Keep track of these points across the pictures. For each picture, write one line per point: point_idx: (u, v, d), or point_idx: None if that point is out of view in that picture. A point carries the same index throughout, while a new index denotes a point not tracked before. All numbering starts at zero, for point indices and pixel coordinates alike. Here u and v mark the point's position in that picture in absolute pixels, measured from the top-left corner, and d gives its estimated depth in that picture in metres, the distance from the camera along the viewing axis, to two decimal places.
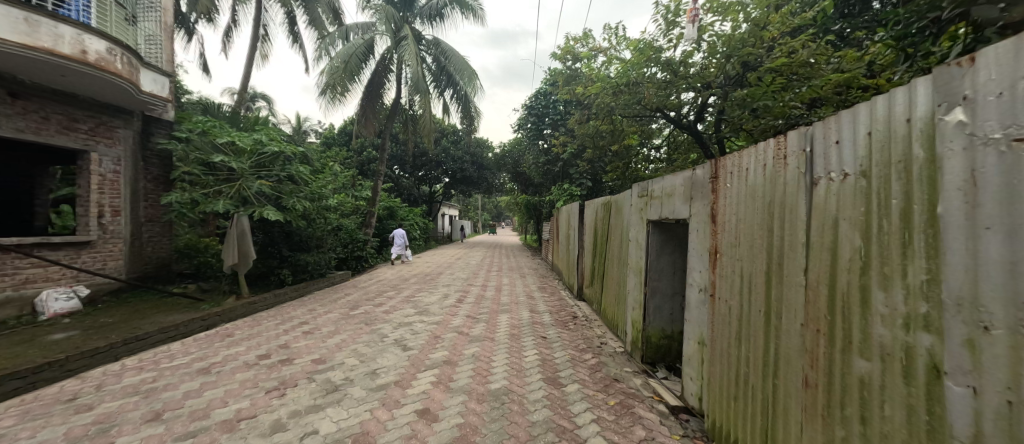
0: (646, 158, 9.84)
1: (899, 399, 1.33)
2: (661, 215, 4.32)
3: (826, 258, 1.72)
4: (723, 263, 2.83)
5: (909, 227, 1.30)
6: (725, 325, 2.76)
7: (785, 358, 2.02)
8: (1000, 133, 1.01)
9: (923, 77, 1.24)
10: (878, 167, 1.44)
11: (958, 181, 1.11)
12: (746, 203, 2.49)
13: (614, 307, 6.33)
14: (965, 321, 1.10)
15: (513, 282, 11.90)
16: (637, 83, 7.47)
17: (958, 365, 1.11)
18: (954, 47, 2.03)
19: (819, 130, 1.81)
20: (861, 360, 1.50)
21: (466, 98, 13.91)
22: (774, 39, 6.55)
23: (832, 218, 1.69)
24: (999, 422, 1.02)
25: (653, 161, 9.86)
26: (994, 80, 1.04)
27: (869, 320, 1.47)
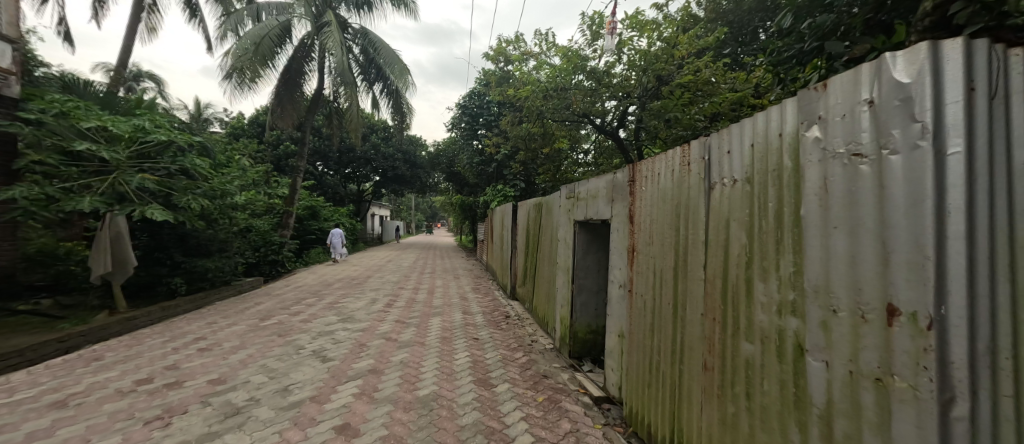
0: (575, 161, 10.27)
1: (775, 376, 1.53)
2: (587, 215, 4.55)
3: (720, 255, 1.94)
4: (639, 260, 3.05)
5: (781, 226, 1.50)
6: (641, 317, 2.98)
7: (689, 344, 2.23)
8: (844, 148, 1.21)
9: (791, 98, 1.45)
10: (759, 175, 1.66)
11: (815, 187, 1.31)
12: (658, 205, 2.72)
13: (544, 305, 6.52)
14: (821, 306, 1.29)
15: (447, 283, 11.71)
16: (565, 89, 7.79)
17: (816, 343, 1.31)
18: (814, 75, 2.43)
19: (715, 141, 2.04)
20: (747, 343, 1.70)
21: (397, 94, 13.32)
22: (683, 57, 7.26)
23: (725, 219, 1.91)
24: (843, 389, 1.21)
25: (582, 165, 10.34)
26: (839, 103, 1.24)
27: (752, 308, 1.67)
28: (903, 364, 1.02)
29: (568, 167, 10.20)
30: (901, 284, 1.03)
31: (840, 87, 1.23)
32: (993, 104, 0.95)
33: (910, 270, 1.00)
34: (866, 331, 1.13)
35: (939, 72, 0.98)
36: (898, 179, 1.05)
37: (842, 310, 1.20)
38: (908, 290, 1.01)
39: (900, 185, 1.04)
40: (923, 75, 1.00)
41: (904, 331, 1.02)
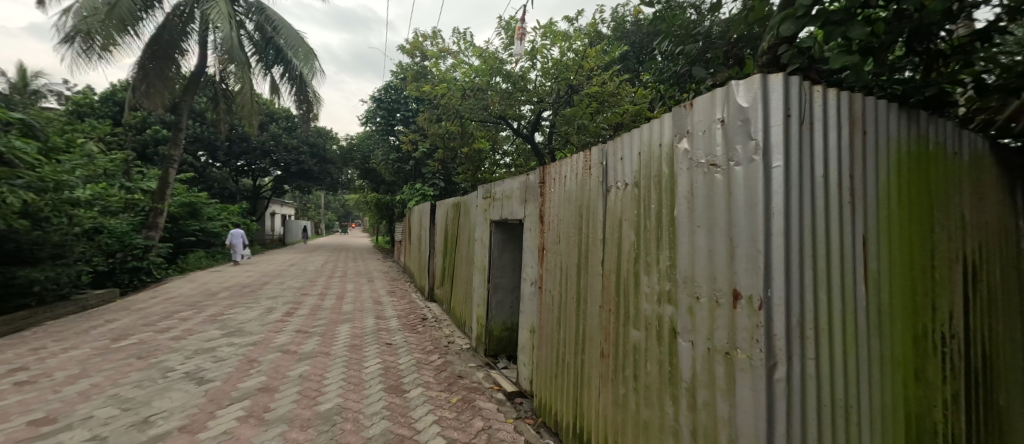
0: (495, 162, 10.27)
1: (655, 357, 1.73)
2: (501, 215, 4.66)
3: (615, 251, 2.13)
4: (548, 258, 3.21)
5: (661, 225, 1.71)
6: (549, 312, 3.13)
7: (589, 334, 2.42)
8: (704, 160, 1.43)
9: (668, 113, 1.65)
10: (644, 179, 1.86)
11: (685, 192, 1.52)
12: (565, 206, 2.89)
13: (462, 305, 6.48)
14: (688, 294, 1.50)
15: (359, 287, 10.96)
16: (483, 89, 7.84)
17: (685, 326, 1.52)
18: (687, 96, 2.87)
19: (611, 148, 2.23)
20: (634, 330, 1.90)
21: (301, 81, 12.01)
22: (592, 69, 7.73)
23: (618, 219, 2.11)
24: (703, 363, 1.42)
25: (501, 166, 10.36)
26: (700, 121, 1.45)
27: (639, 299, 1.87)
28: (742, 339, 1.23)
29: (488, 167, 10.18)
30: (742, 272, 1.24)
31: (701, 107, 1.45)
32: (802, 128, 1.20)
33: (748, 261, 1.22)
34: (719, 313, 1.34)
35: (767, 101, 1.20)
36: (740, 186, 1.26)
37: (702, 296, 1.42)
38: (746, 278, 1.22)
39: (742, 190, 1.26)
40: (756, 102, 1.22)
41: (744, 311, 1.23)
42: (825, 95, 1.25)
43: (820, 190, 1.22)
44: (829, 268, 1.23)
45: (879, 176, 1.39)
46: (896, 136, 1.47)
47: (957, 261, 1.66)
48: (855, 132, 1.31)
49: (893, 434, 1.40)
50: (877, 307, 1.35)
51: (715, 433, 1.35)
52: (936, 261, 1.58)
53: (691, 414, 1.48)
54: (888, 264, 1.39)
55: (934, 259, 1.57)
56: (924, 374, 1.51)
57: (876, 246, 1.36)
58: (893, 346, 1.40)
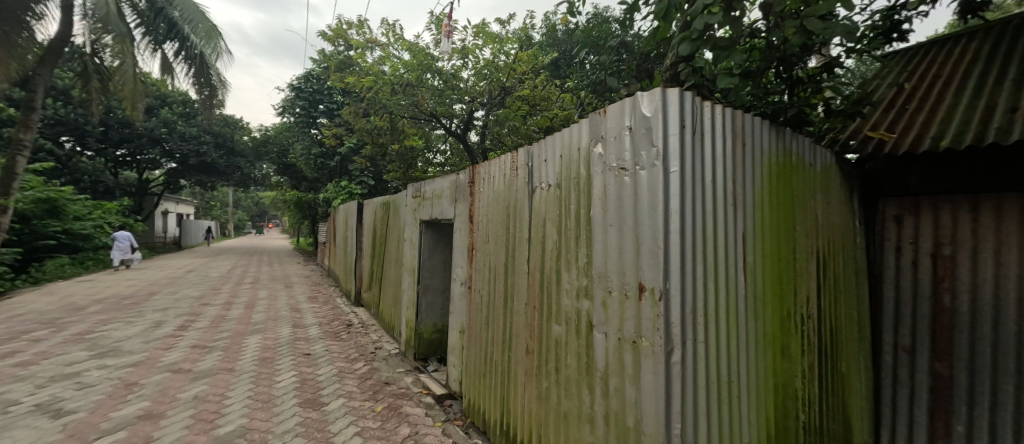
0: (429, 161, 9.92)
1: (573, 349, 1.82)
2: (432, 215, 4.54)
3: (539, 249, 2.21)
4: (477, 258, 3.21)
5: (579, 224, 1.81)
6: (478, 311, 3.13)
7: (515, 331, 2.47)
8: (615, 163, 1.54)
9: (586, 119, 1.74)
10: (565, 181, 1.95)
11: (599, 193, 1.63)
12: (494, 206, 2.90)
13: (391, 308, 6.21)
14: (602, 289, 1.61)
15: (275, 293, 9.94)
16: (414, 85, 7.57)
17: (599, 319, 1.62)
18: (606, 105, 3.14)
19: (537, 151, 2.30)
20: (556, 325, 1.98)
21: (201, 61, 10.54)
22: (523, 73, 7.89)
23: (542, 219, 2.18)
24: (614, 352, 1.53)
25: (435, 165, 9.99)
26: (612, 127, 1.56)
27: (560, 295, 1.96)
28: (646, 328, 1.35)
29: (420, 166, 9.78)
30: (646, 267, 1.36)
31: (613, 114, 1.55)
32: (694, 138, 1.36)
33: (650, 256, 1.34)
34: (628, 305, 1.45)
35: (666, 111, 1.34)
36: (644, 188, 1.39)
37: (614, 289, 1.53)
38: (650, 271, 1.34)
39: (646, 191, 1.38)
40: (657, 112, 1.34)
41: (647, 302, 1.35)
42: (711, 110, 1.43)
43: (708, 193, 1.40)
44: (715, 262, 1.41)
45: (755, 183, 1.64)
46: (768, 149, 1.73)
47: (813, 255, 2.02)
48: (736, 145, 1.53)
49: (765, 401, 1.66)
50: (752, 294, 1.59)
51: (624, 416, 1.47)
52: (798, 255, 1.90)
53: (604, 401, 1.59)
54: (761, 257, 1.64)
55: (796, 254, 1.88)
56: (788, 349, 1.81)
57: (752, 243, 1.60)
58: (765, 327, 1.66)
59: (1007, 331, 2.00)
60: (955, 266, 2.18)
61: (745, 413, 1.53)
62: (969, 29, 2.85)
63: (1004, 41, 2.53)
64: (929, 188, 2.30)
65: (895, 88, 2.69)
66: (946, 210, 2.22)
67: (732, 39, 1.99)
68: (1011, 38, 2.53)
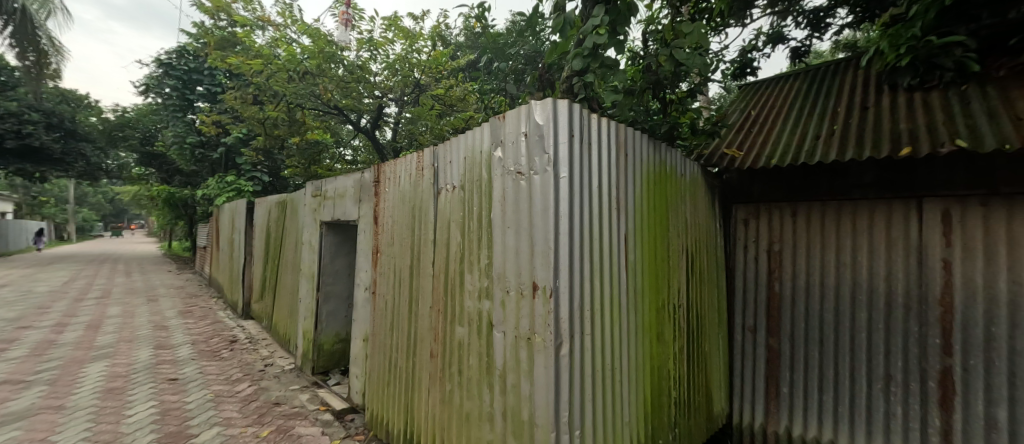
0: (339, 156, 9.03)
1: (475, 350, 1.84)
2: (334, 216, 4.19)
3: (443, 252, 2.18)
4: (382, 261, 3.05)
5: (481, 225, 1.83)
6: (382, 318, 2.98)
7: (419, 336, 2.41)
8: (512, 167, 1.59)
9: (488, 123, 1.77)
10: (468, 183, 1.96)
11: (499, 195, 1.67)
12: (399, 206, 2.79)
13: (287, 319, 5.58)
14: (501, 289, 1.65)
15: (133, 309, 8.22)
16: (314, 74, 6.87)
17: (498, 318, 1.67)
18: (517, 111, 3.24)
19: (442, 152, 2.27)
20: (459, 327, 1.98)
21: (20, 18, 8.32)
22: (439, 72, 7.70)
23: (446, 221, 2.16)
24: (511, 350, 1.58)
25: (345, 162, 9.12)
26: (511, 132, 1.61)
27: (463, 297, 1.97)
28: (539, 324, 1.43)
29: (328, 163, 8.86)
30: (539, 267, 1.44)
31: (511, 119, 1.60)
32: (582, 147, 1.50)
33: (543, 257, 1.42)
34: (523, 303, 1.51)
35: (556, 120, 1.44)
36: (537, 192, 1.46)
37: (511, 289, 1.58)
38: (542, 271, 1.42)
39: (538, 196, 1.45)
40: (549, 121, 1.43)
41: (540, 299, 1.43)
42: (596, 123, 1.60)
43: (594, 199, 1.56)
44: (601, 261, 1.58)
45: (635, 190, 1.86)
46: (647, 160, 1.98)
47: (683, 254, 2.34)
48: (619, 155, 1.73)
49: (643, 383, 1.88)
50: (632, 288, 1.80)
51: (519, 410, 1.53)
52: (671, 253, 2.19)
53: (502, 397, 1.64)
54: (640, 256, 1.87)
55: (669, 253, 2.17)
56: (662, 335, 2.08)
57: (633, 243, 1.81)
58: (643, 317, 1.89)
59: (812, 310, 2.60)
60: (781, 260, 2.75)
61: (626, 394, 1.73)
62: (790, 74, 3.65)
63: (812, 86, 3.30)
64: (766, 197, 2.84)
65: (745, 116, 3.28)
66: (775, 215, 2.79)
67: (616, 59, 2.23)
68: (816, 85, 3.30)
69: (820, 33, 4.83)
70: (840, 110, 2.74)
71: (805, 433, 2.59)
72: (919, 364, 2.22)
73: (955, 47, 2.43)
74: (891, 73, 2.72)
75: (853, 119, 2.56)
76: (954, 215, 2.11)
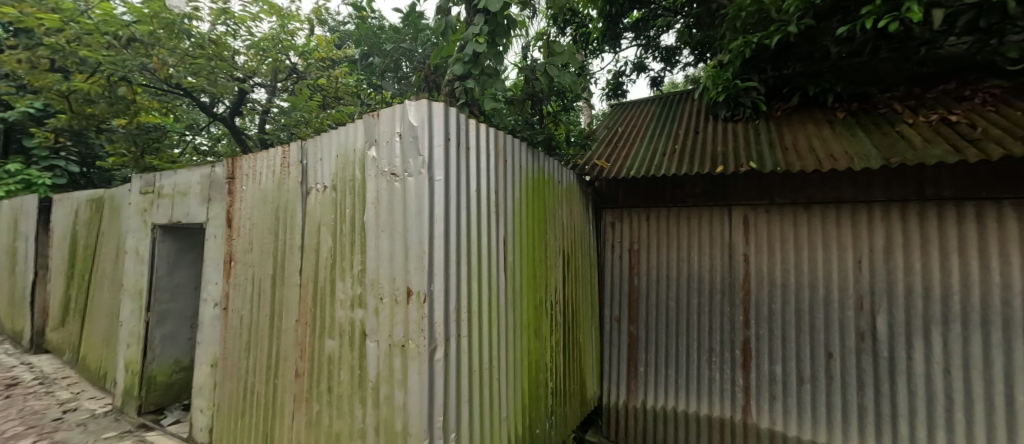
0: (191, 146, 7.59)
1: (346, 365, 1.70)
2: (173, 218, 3.42)
3: (312, 258, 1.97)
4: (236, 271, 2.59)
5: (354, 229, 1.70)
6: (236, 338, 2.55)
7: (283, 354, 2.12)
8: (387, 168, 1.52)
9: (362, 120, 1.65)
10: (340, 183, 1.80)
11: (373, 196, 1.58)
12: (259, 207, 2.41)
13: (102, 349, 4.35)
14: (375, 296, 1.56)
15: None
16: (146, 43, 5.39)
17: (372, 327, 1.57)
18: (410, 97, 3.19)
19: (311, 146, 2.03)
20: (329, 341, 1.81)
21: None
22: (320, 60, 6.91)
23: (316, 224, 1.95)
24: (385, 360, 1.50)
25: (199, 154, 7.69)
26: (385, 131, 1.54)
27: (334, 306, 1.80)
28: (413, 330, 1.40)
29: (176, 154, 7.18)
30: (413, 271, 1.41)
31: (385, 119, 1.53)
32: (458, 151, 1.54)
33: (418, 260, 1.40)
34: (397, 310, 1.46)
35: (431, 123, 1.44)
36: (412, 195, 1.43)
37: (385, 295, 1.51)
38: (416, 275, 1.40)
39: (413, 198, 1.43)
40: (424, 123, 1.42)
41: (414, 305, 1.40)
42: (474, 129, 1.65)
43: (471, 202, 1.60)
44: (478, 263, 1.63)
45: (513, 196, 1.96)
46: (525, 167, 2.10)
47: (559, 253, 2.54)
48: (497, 162, 1.81)
49: (520, 378, 1.98)
50: (511, 288, 1.89)
51: (392, 422, 1.46)
52: (548, 253, 2.35)
53: (375, 411, 1.54)
54: (518, 258, 1.97)
55: (547, 253, 2.34)
56: (540, 330, 2.22)
57: (510, 245, 1.91)
58: (521, 315, 2.00)
59: (660, 299, 3.09)
60: (638, 258, 3.20)
61: (504, 391, 1.81)
62: (647, 100, 4.33)
63: (662, 112, 3.96)
64: (628, 203, 3.26)
65: (611, 132, 3.76)
66: (634, 219, 3.23)
67: (495, 68, 2.41)
68: (665, 112, 3.96)
69: (671, 67, 5.79)
70: (680, 133, 3.33)
71: (655, 403, 3.06)
72: (730, 336, 2.83)
73: (752, 90, 3.18)
74: (713, 106, 3.43)
75: (688, 141, 3.13)
76: (750, 220, 2.79)
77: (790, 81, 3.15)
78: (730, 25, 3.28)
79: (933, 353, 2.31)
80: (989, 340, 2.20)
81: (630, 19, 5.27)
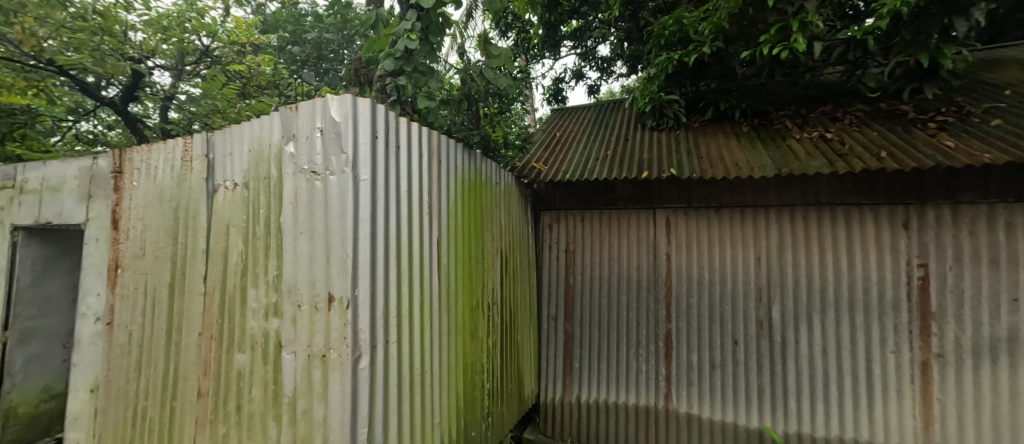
0: None
1: (259, 381, 1.55)
2: (40, 217, 2.86)
3: (220, 265, 1.77)
4: (125, 280, 2.24)
5: (269, 233, 1.56)
6: (124, 357, 2.20)
7: (183, 373, 1.87)
8: (307, 166, 1.41)
9: (278, 113, 1.52)
10: (253, 180, 1.64)
11: (290, 196, 1.45)
12: (155, 206, 2.11)
13: None
14: (292, 304, 1.44)
15: None
16: None
17: (289, 338, 1.44)
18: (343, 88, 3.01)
19: (220, 138, 1.82)
20: (239, 355, 1.63)
21: None
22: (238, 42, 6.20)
23: (225, 225, 1.75)
24: (303, 373, 1.39)
25: None
26: (305, 126, 1.42)
27: (245, 316, 1.62)
28: (334, 339, 1.32)
29: None
30: (336, 276, 1.33)
31: (305, 112, 1.43)
32: (387, 150, 1.48)
33: (340, 264, 1.32)
34: (317, 318, 1.36)
35: (356, 119, 1.38)
36: (334, 194, 1.35)
37: (303, 303, 1.40)
38: (339, 280, 1.33)
39: (335, 198, 1.35)
40: (347, 119, 1.35)
41: (336, 311, 1.32)
42: (405, 128, 1.60)
43: (401, 204, 1.55)
44: (409, 266, 1.58)
45: (448, 197, 1.92)
46: (461, 168, 2.08)
47: (496, 255, 2.55)
48: (431, 163, 1.77)
49: (455, 381, 1.95)
50: (445, 291, 1.86)
51: (311, 439, 1.36)
52: (485, 254, 2.35)
53: (292, 429, 1.42)
54: (453, 260, 1.95)
55: (483, 255, 2.33)
56: (476, 331, 2.21)
57: (445, 247, 1.87)
58: (456, 318, 1.97)
59: (594, 297, 3.23)
60: (573, 258, 3.33)
61: (436, 397, 1.77)
62: (583, 108, 4.53)
63: (597, 119, 4.17)
64: (564, 206, 3.37)
65: (549, 136, 3.89)
66: (570, 220, 3.36)
67: (429, 66, 2.38)
68: (600, 119, 4.18)
69: (607, 76, 6.11)
70: (612, 140, 3.53)
71: (589, 397, 3.19)
72: (654, 330, 3.05)
73: (674, 103, 3.46)
74: (641, 116, 3.68)
75: (619, 148, 3.32)
76: (671, 221, 3.04)
77: (705, 96, 3.47)
78: (656, 41, 3.54)
79: (815, 336, 2.68)
80: (854, 323, 2.61)
81: (569, 28, 5.46)
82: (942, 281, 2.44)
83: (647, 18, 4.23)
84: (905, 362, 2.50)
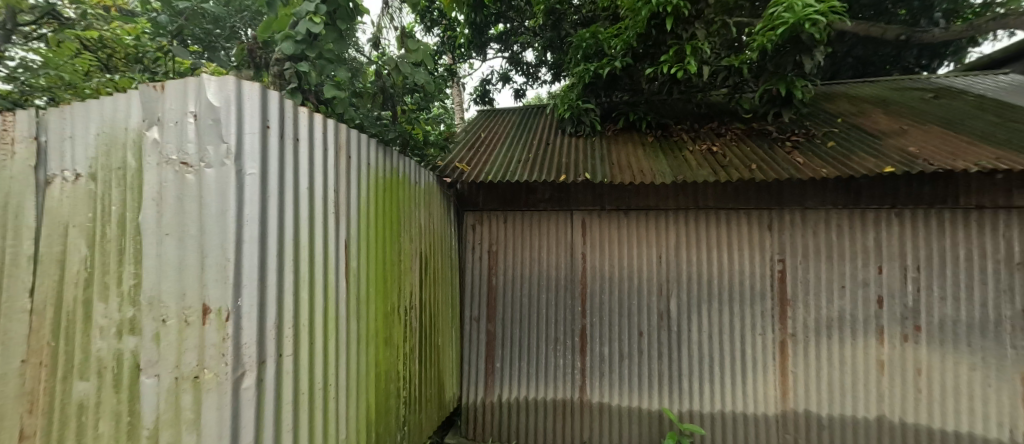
0: None
1: (108, 413, 1.28)
2: None
3: (54, 273, 1.43)
4: None
5: (123, 234, 1.30)
6: None
7: None
8: (175, 156, 1.20)
9: (138, 91, 1.27)
10: (103, 171, 1.35)
11: (152, 191, 1.23)
12: None
13: None
14: (153, 318, 1.21)
15: None
16: None
17: (149, 358, 1.21)
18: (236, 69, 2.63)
19: (57, 117, 1.47)
20: (80, 382, 1.33)
21: None
22: None
23: (64, 224, 1.42)
24: (168, 398, 1.18)
25: None
26: (173, 109, 1.21)
27: (91, 334, 1.33)
28: (209, 356, 1.14)
29: None
30: (211, 283, 1.16)
31: (174, 92, 1.21)
32: (282, 142, 1.33)
33: (217, 270, 1.15)
34: (187, 333, 1.16)
35: (241, 106, 1.21)
36: (211, 190, 1.17)
37: (169, 317, 1.19)
38: (215, 289, 1.15)
39: (212, 194, 1.17)
40: (228, 104, 1.19)
41: (213, 325, 1.15)
42: (305, 120, 1.45)
43: (300, 202, 1.41)
44: (309, 270, 1.44)
45: (359, 196, 1.80)
46: (375, 166, 1.95)
47: (415, 256, 2.45)
48: (338, 159, 1.63)
49: (365, 392, 1.83)
50: (355, 296, 1.73)
51: None
52: (401, 256, 2.24)
53: None
54: (364, 263, 1.82)
55: (400, 256, 2.22)
56: (391, 338, 2.10)
57: (354, 249, 1.74)
58: (368, 324, 1.85)
59: (516, 297, 3.29)
60: (496, 258, 3.35)
61: (342, 411, 1.64)
62: (507, 111, 4.62)
63: (520, 123, 4.27)
64: (486, 206, 3.37)
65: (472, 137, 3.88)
66: (493, 221, 3.37)
67: (336, 54, 2.26)
68: (523, 123, 4.28)
69: (532, 81, 6.29)
70: (534, 144, 3.64)
71: (510, 395, 3.24)
72: (571, 326, 3.20)
73: (589, 111, 3.68)
74: (560, 121, 3.85)
75: (540, 152, 3.43)
76: (585, 223, 3.22)
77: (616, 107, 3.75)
78: (575, 52, 3.74)
79: (703, 324, 3.05)
80: (732, 311, 3.02)
81: (495, 31, 5.49)
82: (795, 274, 2.94)
83: (568, 29, 4.44)
84: (769, 342, 2.96)
